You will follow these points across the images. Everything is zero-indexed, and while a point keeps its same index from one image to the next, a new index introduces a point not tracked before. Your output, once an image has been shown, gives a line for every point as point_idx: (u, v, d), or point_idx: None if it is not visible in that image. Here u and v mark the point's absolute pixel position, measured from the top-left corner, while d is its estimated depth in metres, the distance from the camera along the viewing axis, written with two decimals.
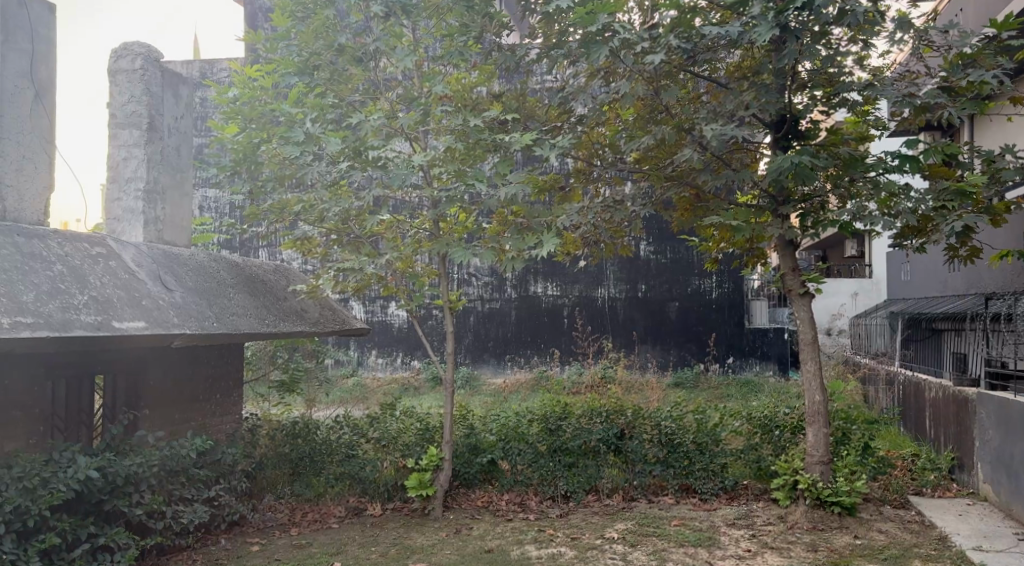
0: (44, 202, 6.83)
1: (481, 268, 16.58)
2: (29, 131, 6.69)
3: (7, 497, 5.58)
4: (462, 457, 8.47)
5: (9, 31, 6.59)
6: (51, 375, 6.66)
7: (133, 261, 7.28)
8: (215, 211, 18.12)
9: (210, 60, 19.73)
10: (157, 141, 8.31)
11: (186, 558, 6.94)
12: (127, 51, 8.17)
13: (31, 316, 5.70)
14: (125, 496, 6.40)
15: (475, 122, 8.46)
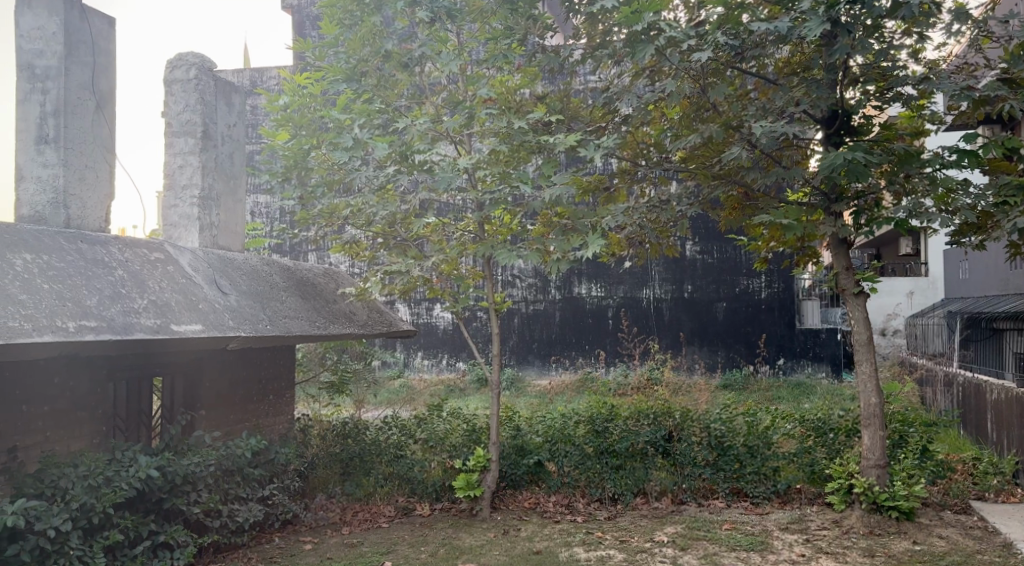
0: (104, 210, 7.00)
1: (525, 269, 16.58)
2: (90, 140, 6.88)
3: (72, 495, 5.65)
4: (509, 458, 8.47)
5: (72, 45, 6.83)
6: (113, 377, 6.78)
7: (190, 265, 7.37)
8: (266, 216, 18.38)
9: (259, 69, 20.01)
10: (211, 148, 8.42)
11: (242, 556, 6.97)
12: (181, 61, 8.32)
13: (94, 320, 5.78)
14: (183, 495, 6.47)
15: (519, 124, 8.42)
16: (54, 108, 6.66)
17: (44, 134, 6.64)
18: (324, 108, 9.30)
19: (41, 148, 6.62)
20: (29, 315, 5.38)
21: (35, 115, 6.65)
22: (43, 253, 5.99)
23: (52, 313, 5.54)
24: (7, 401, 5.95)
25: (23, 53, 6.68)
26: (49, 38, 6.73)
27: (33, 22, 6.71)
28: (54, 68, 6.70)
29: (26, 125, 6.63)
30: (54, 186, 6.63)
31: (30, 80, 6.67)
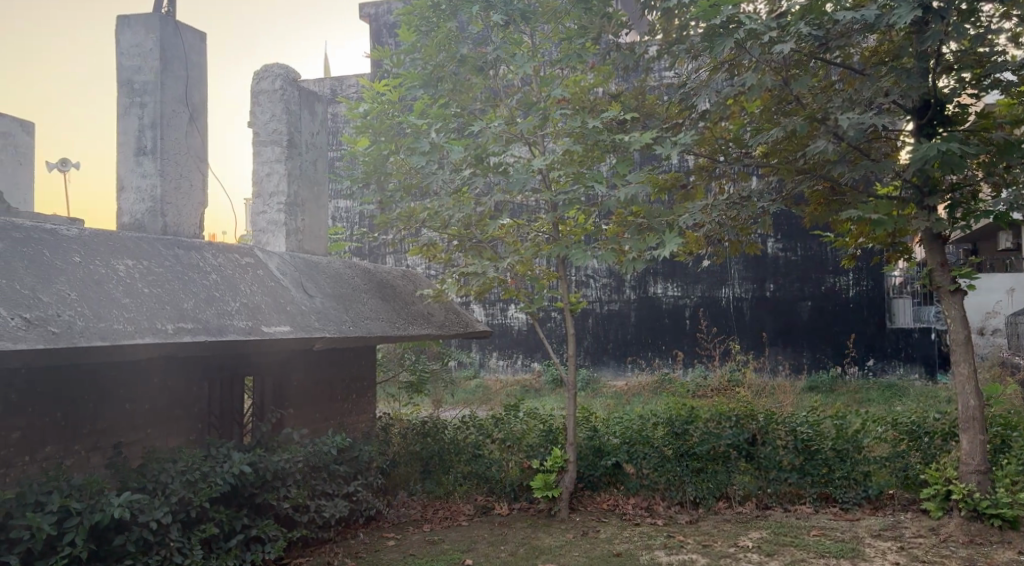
0: (196, 218, 7.16)
1: (599, 269, 16.48)
2: (183, 151, 7.04)
3: (171, 489, 5.75)
4: (586, 459, 8.36)
5: (168, 59, 6.97)
6: (209, 374, 6.90)
7: (277, 269, 7.47)
8: (347, 221, 18.65)
9: (340, 78, 20.32)
10: (296, 156, 8.53)
11: (327, 551, 7.05)
12: (268, 72, 8.40)
13: (190, 323, 5.87)
14: (273, 490, 6.54)
15: (593, 123, 8.31)
16: (151, 121, 6.84)
17: (143, 146, 6.86)
18: (400, 114, 9.55)
19: (139, 159, 6.85)
20: (131, 318, 5.48)
21: (133, 129, 6.88)
22: (143, 258, 6.12)
23: (152, 315, 5.65)
24: (112, 399, 6.10)
25: (123, 70, 6.93)
26: (146, 54, 6.89)
27: (132, 40, 6.92)
28: (151, 83, 6.87)
29: (127, 138, 6.91)
30: (151, 195, 6.84)
31: (129, 95, 6.90)
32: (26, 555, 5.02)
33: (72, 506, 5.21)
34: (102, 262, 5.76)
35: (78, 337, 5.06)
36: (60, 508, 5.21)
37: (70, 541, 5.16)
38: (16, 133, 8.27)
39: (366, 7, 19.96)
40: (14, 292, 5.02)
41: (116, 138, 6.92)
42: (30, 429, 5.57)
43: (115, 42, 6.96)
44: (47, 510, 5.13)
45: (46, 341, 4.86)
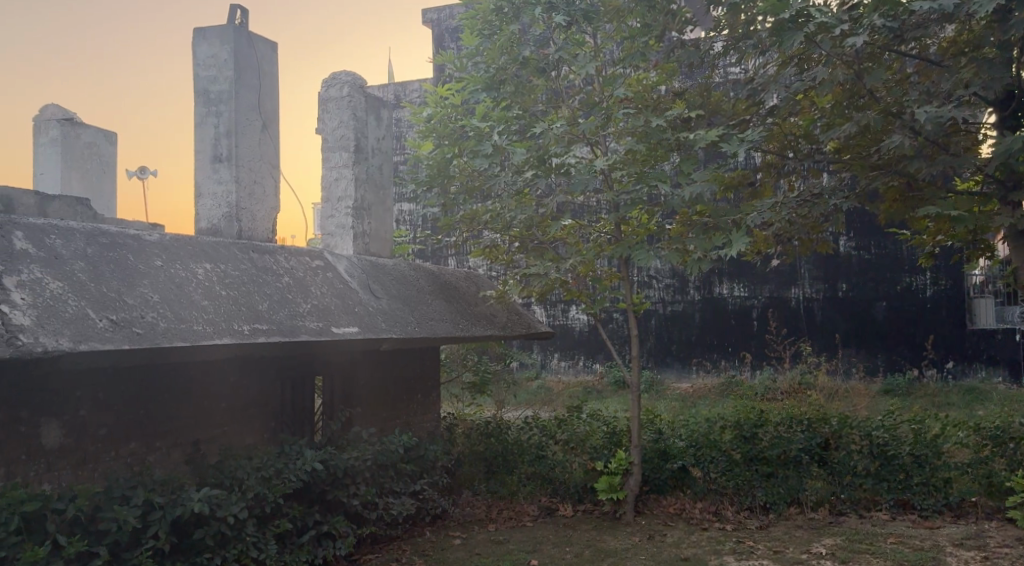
0: (267, 223, 7.27)
1: (662, 270, 16.35)
2: (256, 157, 7.16)
3: (248, 485, 5.81)
4: (651, 462, 8.24)
5: (242, 70, 7.07)
6: (281, 374, 7.00)
7: (345, 271, 7.53)
8: (410, 224, 18.79)
9: (403, 82, 20.49)
10: (363, 161, 8.61)
11: (395, 548, 7.09)
12: (335, 79, 8.53)
13: (265, 324, 5.93)
14: (343, 487, 6.57)
15: (657, 123, 8.19)
16: (226, 129, 6.94)
17: (219, 153, 6.98)
18: (464, 118, 9.89)
19: (216, 167, 6.98)
20: (210, 320, 5.55)
21: (210, 137, 7.01)
22: (220, 261, 6.18)
23: (230, 317, 5.71)
24: (190, 398, 6.20)
25: (200, 80, 7.08)
26: (222, 65, 7.00)
27: (207, 52, 7.05)
28: (226, 92, 6.98)
29: (203, 146, 7.05)
30: (227, 201, 6.96)
31: (206, 104, 7.03)
32: (113, 547, 5.07)
33: (155, 501, 5.27)
34: (182, 265, 5.83)
35: (161, 337, 5.12)
36: (144, 503, 5.27)
37: (153, 534, 5.21)
38: (102, 144, 8.44)
39: (429, 12, 20.11)
40: (102, 293, 5.09)
41: (194, 146, 7.06)
42: (116, 426, 5.67)
43: (193, 54, 7.12)
44: (132, 503, 5.20)
45: (132, 341, 4.93)
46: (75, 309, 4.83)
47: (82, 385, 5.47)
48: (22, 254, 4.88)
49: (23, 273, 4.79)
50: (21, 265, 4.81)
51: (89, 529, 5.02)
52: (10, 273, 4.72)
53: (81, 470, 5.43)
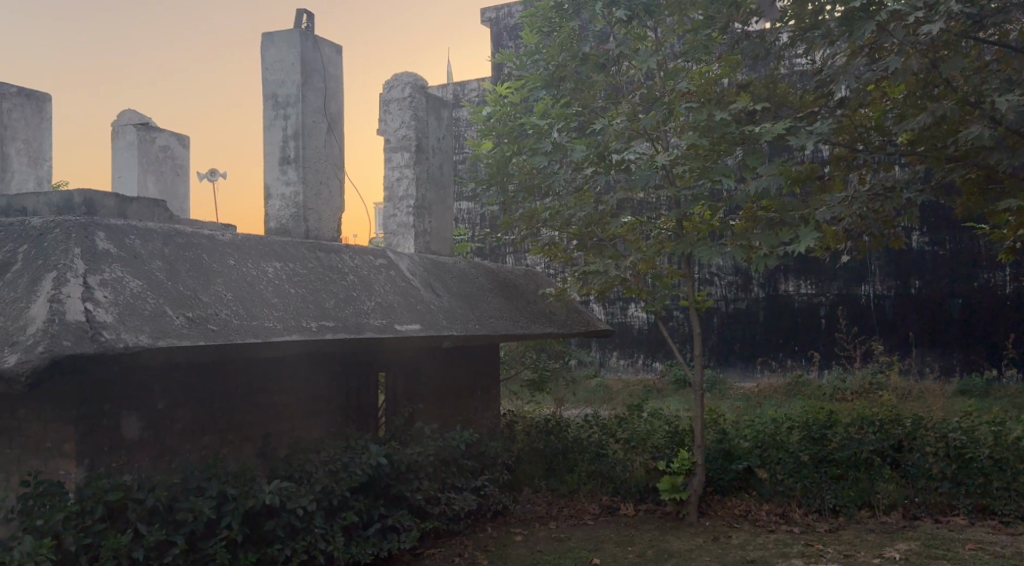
0: (332, 223, 7.32)
1: (725, 267, 16.19)
2: (322, 158, 7.20)
3: (316, 478, 5.83)
4: (715, 463, 8.08)
5: (308, 73, 7.10)
6: (346, 369, 7.03)
7: (407, 269, 7.51)
8: (468, 222, 18.84)
9: (462, 82, 20.52)
10: (425, 160, 8.61)
11: (458, 543, 7.07)
12: (397, 81, 8.54)
13: (331, 320, 5.95)
14: (406, 481, 6.57)
15: (721, 116, 8.02)
16: (294, 132, 6.99)
17: (287, 155, 7.04)
18: (523, 117, 9.77)
19: (284, 168, 7.04)
20: (279, 317, 5.58)
21: (278, 139, 7.08)
22: (289, 260, 6.22)
23: (298, 314, 5.73)
24: (260, 392, 6.26)
25: (268, 84, 7.15)
26: (289, 69, 7.04)
27: (275, 56, 7.10)
28: (293, 95, 7.03)
29: (272, 148, 7.12)
30: (295, 202, 7.02)
31: (274, 107, 7.09)
32: (189, 537, 5.10)
33: (228, 492, 5.31)
34: (253, 264, 5.87)
35: (234, 334, 5.15)
36: (218, 493, 5.32)
37: (227, 524, 5.24)
38: (175, 147, 8.56)
39: (488, 11, 20.13)
40: (178, 291, 5.14)
41: (263, 148, 7.14)
42: (191, 420, 5.73)
43: (261, 58, 7.18)
44: (207, 494, 5.24)
45: (206, 338, 4.96)
46: (154, 307, 4.87)
47: (160, 379, 5.54)
48: (105, 253, 4.93)
49: (106, 271, 4.83)
50: (103, 264, 4.85)
51: (166, 518, 5.05)
52: (93, 271, 4.76)
53: (159, 462, 5.50)
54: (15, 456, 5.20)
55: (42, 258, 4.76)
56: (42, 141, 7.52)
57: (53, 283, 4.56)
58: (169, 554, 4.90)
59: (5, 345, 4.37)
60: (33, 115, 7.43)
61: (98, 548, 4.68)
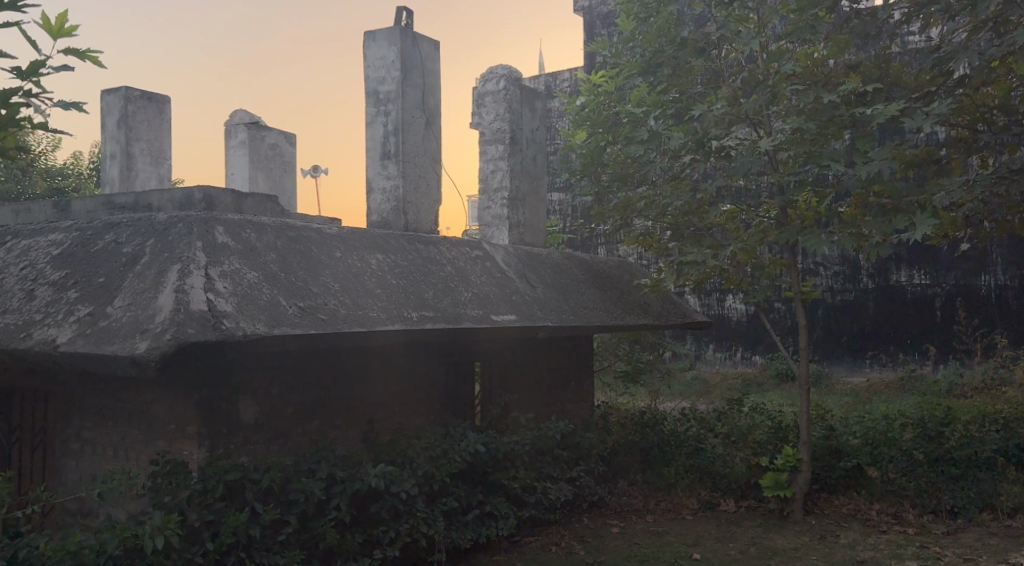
0: (430, 215, 7.31)
1: (830, 256, 15.73)
2: (421, 152, 7.17)
3: (418, 463, 5.81)
4: (823, 460, 7.73)
5: (408, 69, 7.06)
6: (444, 359, 7.00)
7: (503, 261, 7.42)
8: (560, 213, 18.74)
9: (555, 71, 20.34)
10: (519, 153, 8.52)
11: (554, 532, 6.99)
12: (491, 74, 8.45)
13: (431, 310, 5.90)
14: (503, 469, 6.49)
15: (830, 98, 7.63)
16: (394, 127, 6.99)
17: (387, 151, 7.05)
18: (618, 105, 9.61)
19: (385, 163, 7.06)
20: (382, 307, 5.56)
21: (379, 135, 7.10)
22: (391, 252, 6.20)
23: (400, 305, 5.71)
24: (364, 382, 6.28)
25: (369, 81, 7.15)
26: (389, 66, 7.02)
27: (377, 53, 7.10)
28: (393, 92, 7.01)
29: (374, 144, 7.15)
30: (395, 195, 7.02)
31: (376, 104, 7.10)
32: (301, 517, 5.14)
33: (337, 474, 5.32)
34: (358, 256, 5.87)
35: (342, 324, 5.16)
36: (328, 476, 5.33)
37: (336, 505, 5.27)
38: (284, 145, 8.66)
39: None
40: (290, 282, 5.17)
41: (365, 144, 7.17)
42: (301, 408, 5.79)
43: (364, 56, 7.21)
44: (317, 476, 5.26)
45: (317, 327, 4.98)
46: (269, 298, 4.91)
47: (274, 365, 5.61)
48: (223, 246, 4.97)
49: (225, 264, 4.88)
50: (223, 257, 4.90)
51: (280, 498, 5.10)
52: (214, 263, 4.82)
53: (270, 446, 5.57)
54: (142, 437, 5.33)
55: (167, 251, 4.81)
56: (163, 143, 7.68)
57: (178, 274, 4.62)
58: (282, 532, 4.95)
59: (135, 333, 4.41)
60: (154, 117, 7.58)
61: (218, 526, 4.75)
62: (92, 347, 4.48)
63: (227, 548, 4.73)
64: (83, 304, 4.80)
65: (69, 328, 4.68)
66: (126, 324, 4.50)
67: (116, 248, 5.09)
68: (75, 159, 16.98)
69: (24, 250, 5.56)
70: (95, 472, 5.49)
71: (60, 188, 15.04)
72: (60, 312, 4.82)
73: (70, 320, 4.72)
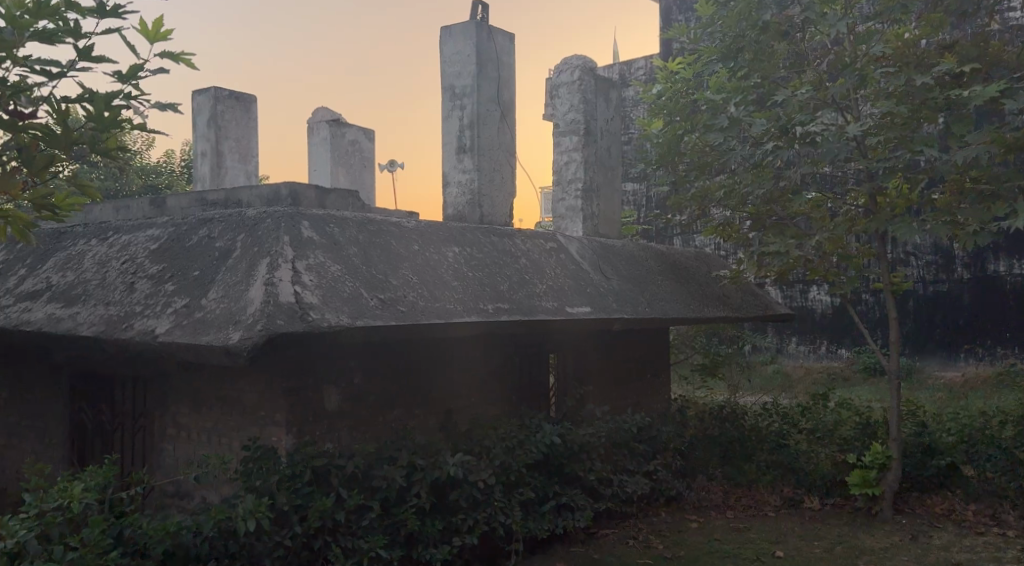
0: (506, 207, 7.23)
1: (922, 245, 15.10)
2: (496, 144, 7.09)
3: (494, 453, 5.75)
4: (913, 457, 7.46)
5: (484, 63, 6.97)
6: (519, 352, 6.91)
7: (577, 252, 7.29)
8: (635, 204, 18.49)
9: (630, 59, 20.06)
10: (594, 143, 8.37)
11: (631, 526, 6.83)
12: (566, 64, 8.35)
13: (506, 302, 5.80)
14: (579, 461, 6.36)
15: (923, 80, 7.23)
16: (470, 121, 6.92)
17: (463, 144, 6.99)
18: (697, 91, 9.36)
19: (460, 156, 7.00)
20: (459, 299, 5.48)
21: (455, 129, 7.04)
22: (467, 244, 6.12)
23: (477, 296, 5.63)
24: (442, 374, 6.22)
25: (446, 76, 7.10)
26: (465, 60, 6.95)
27: (453, 48, 7.04)
28: (470, 85, 6.93)
29: (450, 138, 7.09)
30: (471, 188, 6.96)
31: (452, 99, 7.04)
32: (383, 503, 5.13)
33: (417, 462, 5.28)
34: (435, 249, 5.81)
35: (422, 316, 5.10)
36: (408, 463, 5.30)
37: (417, 492, 5.23)
38: (363, 141, 8.68)
39: None
40: (372, 275, 5.14)
41: (441, 138, 7.12)
42: (382, 398, 5.76)
43: (440, 52, 7.16)
44: (398, 464, 5.23)
45: (398, 320, 4.93)
46: (352, 290, 4.88)
47: (355, 355, 5.59)
48: (309, 240, 4.97)
49: (311, 257, 4.88)
50: (309, 250, 4.90)
51: (363, 484, 5.09)
52: (301, 257, 4.82)
53: (354, 434, 5.56)
54: (233, 424, 5.38)
55: (257, 245, 4.85)
56: (251, 141, 7.76)
57: (268, 267, 4.63)
58: (367, 517, 4.93)
59: (229, 324, 4.43)
60: (242, 116, 7.66)
61: (306, 509, 4.76)
62: (188, 337, 4.50)
63: (315, 531, 4.74)
64: (179, 296, 4.83)
65: (167, 319, 4.72)
66: (220, 315, 4.52)
67: (209, 242, 5.13)
68: (167, 156, 17.53)
69: (123, 244, 5.66)
70: (190, 457, 5.56)
71: (157, 185, 15.59)
72: (158, 305, 4.87)
73: (168, 312, 4.76)
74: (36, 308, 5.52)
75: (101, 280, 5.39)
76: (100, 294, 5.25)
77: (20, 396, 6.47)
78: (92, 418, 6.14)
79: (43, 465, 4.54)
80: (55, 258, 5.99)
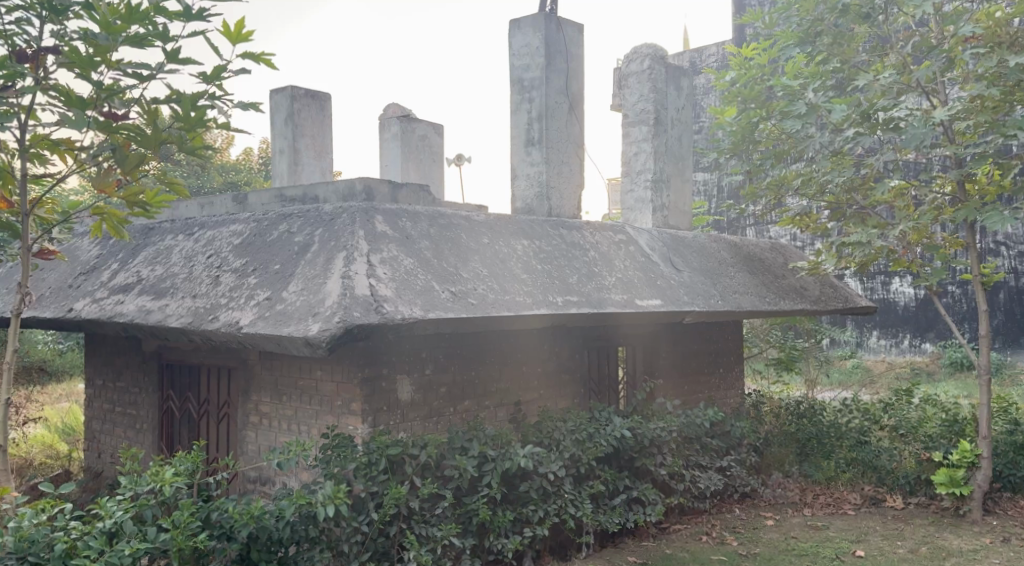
0: (576, 199, 7.10)
1: (1013, 234, 14.46)
2: (564, 137, 6.96)
3: (565, 445, 5.64)
4: (1005, 456, 7.10)
5: (552, 55, 6.84)
6: (588, 346, 6.79)
7: (647, 244, 7.13)
8: (705, 194, 18.15)
9: (700, 46, 19.67)
10: (664, 134, 8.18)
11: (704, 521, 6.66)
12: (636, 53, 8.15)
13: (575, 295, 5.69)
14: (649, 455, 6.18)
15: (1016, 60, 6.80)
16: (538, 114, 6.81)
17: (531, 137, 6.89)
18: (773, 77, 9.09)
19: (529, 149, 6.90)
20: (529, 292, 5.38)
21: (523, 122, 6.93)
22: (535, 237, 6.03)
23: (546, 289, 5.53)
24: (512, 367, 6.14)
25: (514, 68, 6.99)
26: (534, 52, 6.84)
27: (522, 41, 6.91)
28: (538, 78, 6.82)
29: (518, 131, 6.99)
30: (539, 181, 6.85)
31: (520, 92, 6.94)
32: (455, 492, 5.08)
33: (488, 453, 5.20)
34: (504, 243, 5.73)
35: (492, 308, 5.02)
36: (479, 454, 5.22)
37: (488, 483, 5.16)
38: (434, 135, 8.62)
39: None
40: (443, 268, 5.08)
41: (510, 131, 7.03)
42: (454, 388, 5.71)
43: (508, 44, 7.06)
44: (470, 454, 5.17)
45: (468, 312, 4.86)
46: (424, 282, 4.83)
47: (426, 347, 5.54)
48: (383, 234, 4.94)
49: (385, 250, 4.84)
50: (382, 244, 4.87)
51: (436, 473, 5.05)
52: (375, 250, 4.79)
53: (427, 425, 5.53)
54: (311, 412, 5.40)
55: (334, 239, 4.84)
56: (325, 138, 7.76)
57: (345, 260, 4.61)
58: (439, 506, 4.90)
59: (309, 316, 4.40)
60: (317, 114, 7.65)
61: (382, 496, 4.75)
62: (270, 328, 4.48)
63: (389, 519, 4.72)
64: (262, 289, 4.84)
65: (250, 311, 4.72)
66: (299, 307, 4.51)
67: (289, 236, 5.15)
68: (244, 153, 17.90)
69: (209, 238, 5.73)
70: (269, 445, 5.60)
71: (237, 182, 15.94)
72: (241, 297, 4.87)
73: (251, 303, 4.76)
74: (128, 299, 5.57)
75: (188, 273, 5.43)
76: (187, 287, 5.28)
77: (110, 384, 6.62)
78: (179, 406, 6.26)
79: (135, 451, 4.58)
80: (142, 254, 6.08)
